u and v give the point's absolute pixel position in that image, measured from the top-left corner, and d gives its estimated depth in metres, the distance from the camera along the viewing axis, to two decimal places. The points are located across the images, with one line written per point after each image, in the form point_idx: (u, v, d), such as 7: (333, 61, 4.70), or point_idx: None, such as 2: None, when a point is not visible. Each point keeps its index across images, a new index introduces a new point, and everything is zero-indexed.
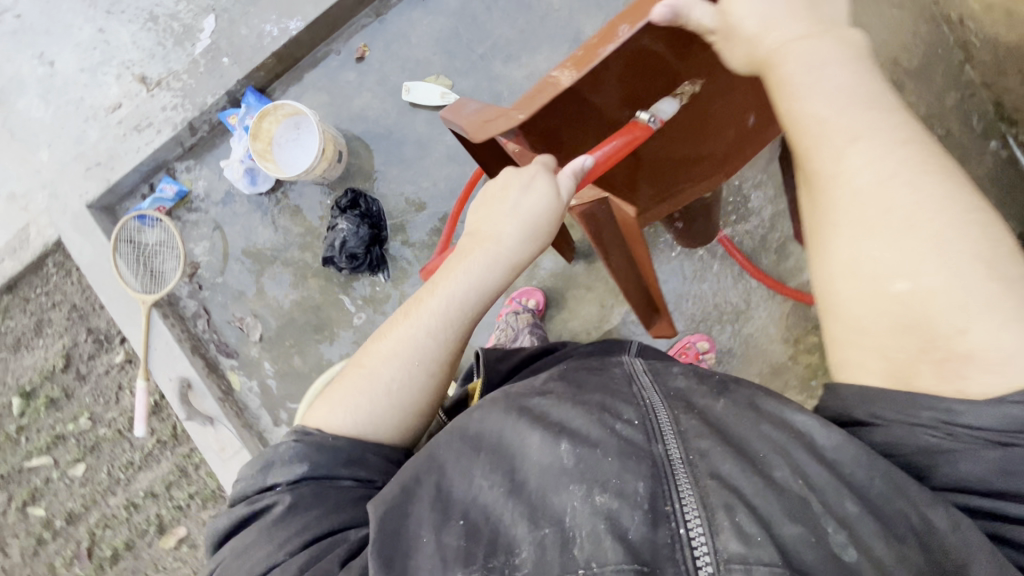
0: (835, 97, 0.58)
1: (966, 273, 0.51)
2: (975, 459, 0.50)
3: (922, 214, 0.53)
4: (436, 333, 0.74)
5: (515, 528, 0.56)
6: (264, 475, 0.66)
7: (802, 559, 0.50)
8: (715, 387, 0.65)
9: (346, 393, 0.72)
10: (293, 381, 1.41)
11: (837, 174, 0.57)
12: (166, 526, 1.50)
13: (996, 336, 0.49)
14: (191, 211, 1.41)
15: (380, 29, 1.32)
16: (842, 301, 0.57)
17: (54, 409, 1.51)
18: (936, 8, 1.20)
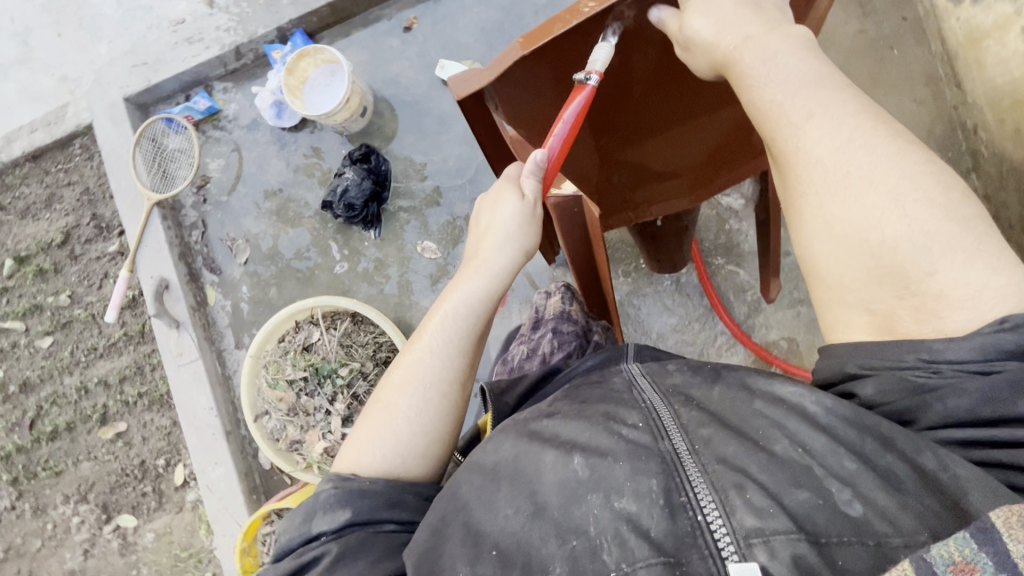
0: (788, 82, 0.61)
1: (923, 217, 0.54)
2: (960, 393, 0.51)
3: (881, 172, 0.56)
4: (440, 353, 0.74)
5: (547, 547, 0.55)
6: (306, 525, 0.64)
7: (816, 525, 0.50)
8: (708, 379, 0.64)
9: (368, 435, 0.71)
10: (265, 311, 1.46)
11: (797, 150, 0.60)
12: (109, 418, 1.54)
13: (960, 271, 0.53)
14: (216, 129, 1.48)
15: (432, 7, 1.40)
16: (822, 262, 0.59)
17: (40, 279, 1.57)
18: (954, 112, 1.23)
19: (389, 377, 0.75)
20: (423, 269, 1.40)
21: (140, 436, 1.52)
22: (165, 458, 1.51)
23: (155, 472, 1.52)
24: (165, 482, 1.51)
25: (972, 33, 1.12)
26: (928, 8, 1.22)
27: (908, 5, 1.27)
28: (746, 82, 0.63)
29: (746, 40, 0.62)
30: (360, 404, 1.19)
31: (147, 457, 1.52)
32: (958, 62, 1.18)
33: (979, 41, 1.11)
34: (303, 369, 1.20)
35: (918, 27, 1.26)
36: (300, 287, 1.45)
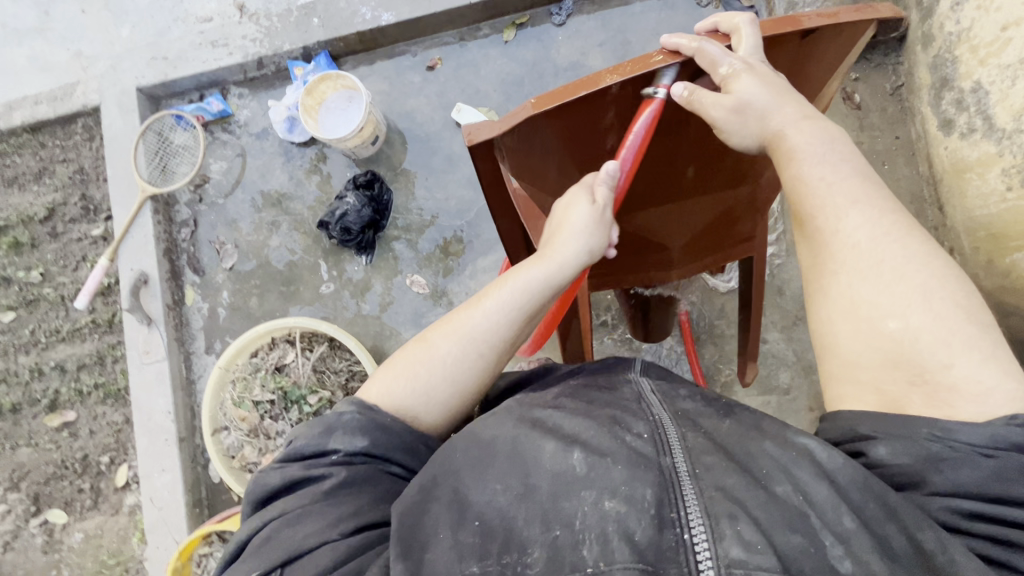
0: (836, 169, 0.65)
1: (946, 315, 0.56)
2: (973, 465, 0.51)
3: (909, 267, 0.59)
4: (491, 316, 0.71)
5: (530, 529, 0.54)
6: (324, 437, 0.62)
7: (801, 568, 0.49)
8: (716, 411, 0.65)
9: (400, 366, 0.70)
10: (241, 319, 1.44)
11: (836, 232, 0.63)
12: (58, 405, 1.48)
13: (981, 372, 0.54)
14: (225, 132, 1.48)
15: (458, 51, 1.44)
16: (841, 335, 0.61)
17: (14, 252, 1.53)
18: (934, 232, 1.30)
19: (444, 322, 0.74)
20: (408, 300, 1.40)
21: (88, 429, 1.46)
22: (110, 456, 1.45)
23: (96, 469, 1.45)
24: (105, 482, 1.45)
25: (958, 164, 1.19)
26: (921, 132, 1.30)
27: (902, 125, 1.35)
28: (793, 153, 0.66)
29: (777, 124, 0.67)
30: None
31: (91, 452, 1.46)
32: (942, 188, 1.26)
33: (964, 173, 1.18)
34: (271, 391, 1.17)
35: (910, 148, 1.34)
36: (282, 301, 1.43)
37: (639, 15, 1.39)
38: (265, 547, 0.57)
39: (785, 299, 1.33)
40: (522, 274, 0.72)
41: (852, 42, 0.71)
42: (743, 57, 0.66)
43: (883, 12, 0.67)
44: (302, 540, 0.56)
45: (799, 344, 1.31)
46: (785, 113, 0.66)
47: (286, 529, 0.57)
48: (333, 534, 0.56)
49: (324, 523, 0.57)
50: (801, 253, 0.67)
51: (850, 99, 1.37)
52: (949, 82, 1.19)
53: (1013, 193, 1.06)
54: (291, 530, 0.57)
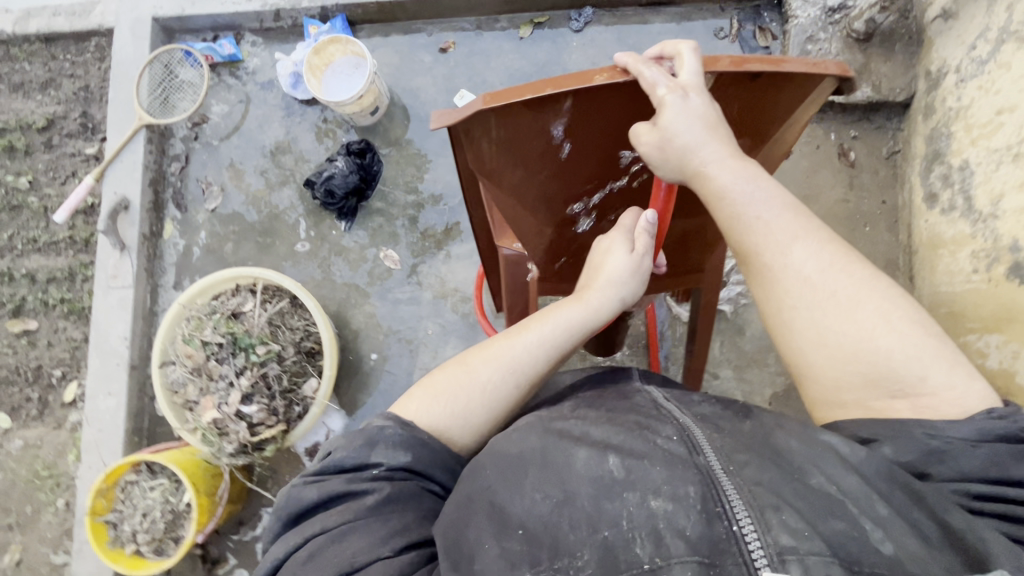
0: (770, 205, 0.68)
1: (909, 333, 0.61)
2: (968, 455, 0.55)
3: (860, 293, 0.64)
4: (533, 350, 0.73)
5: (576, 535, 0.55)
6: (365, 451, 0.64)
7: (850, 554, 0.47)
8: (739, 413, 0.63)
9: (440, 389, 0.71)
10: (214, 262, 1.46)
11: (783, 267, 0.67)
12: (23, 313, 1.49)
13: (948, 379, 0.60)
14: (232, 77, 1.50)
15: (472, 38, 1.45)
16: (816, 365, 0.65)
17: (8, 156, 1.54)
18: None
19: (478, 349, 0.75)
20: (379, 273, 1.42)
21: (47, 341, 1.48)
22: (63, 371, 1.47)
23: (47, 381, 1.47)
24: (53, 395, 1.47)
25: (934, 238, 1.21)
26: (906, 201, 1.31)
27: (890, 191, 1.36)
28: (724, 193, 0.67)
29: (701, 160, 0.66)
30: (265, 386, 1.17)
31: (46, 363, 1.48)
32: (916, 259, 1.27)
33: (937, 248, 1.20)
34: (221, 335, 1.18)
35: (893, 214, 1.35)
36: (257, 252, 1.45)
37: (653, 37, 1.41)
38: (312, 564, 0.58)
39: (744, 340, 1.35)
40: (559, 312, 0.76)
41: (803, 93, 0.67)
42: (681, 82, 0.62)
43: (833, 70, 0.62)
44: (354, 557, 0.58)
45: (748, 386, 1.33)
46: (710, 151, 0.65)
47: (334, 544, 0.59)
48: (384, 549, 0.58)
49: (375, 540, 0.59)
50: (753, 290, 0.70)
51: (845, 155, 1.38)
52: (941, 156, 1.20)
53: (978, 276, 1.08)
54: (340, 547, 0.59)
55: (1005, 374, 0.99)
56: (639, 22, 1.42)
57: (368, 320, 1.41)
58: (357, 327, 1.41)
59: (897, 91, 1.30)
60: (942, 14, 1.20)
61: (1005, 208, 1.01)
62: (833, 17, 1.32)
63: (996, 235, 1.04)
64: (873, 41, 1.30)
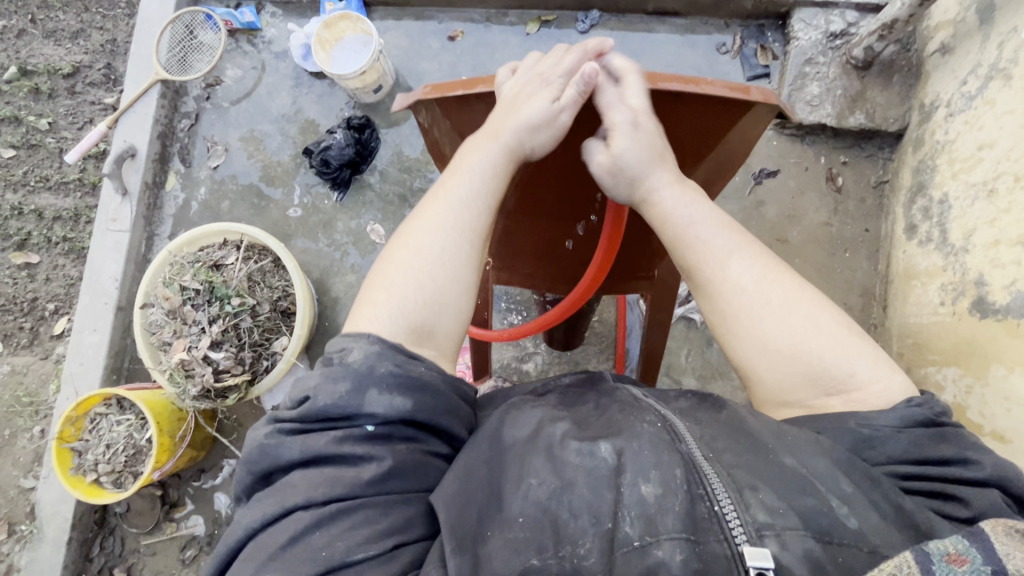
0: (706, 222, 0.68)
1: (839, 334, 0.60)
2: (896, 438, 0.54)
3: (793, 300, 0.62)
4: (471, 203, 0.67)
5: (577, 522, 0.51)
6: (355, 400, 0.53)
7: (823, 527, 0.47)
8: (712, 404, 0.61)
9: (381, 291, 0.62)
10: (209, 218, 1.51)
11: (722, 280, 0.65)
12: (26, 247, 1.56)
13: (875, 373, 0.59)
14: (249, 44, 1.56)
15: (480, 30, 1.49)
16: (761, 374, 0.62)
17: (32, 97, 1.61)
18: (873, 330, 1.31)
19: (408, 225, 0.67)
20: (364, 246, 1.46)
21: (45, 276, 1.55)
22: (56, 305, 1.54)
23: (41, 313, 1.54)
24: (44, 327, 1.53)
25: (909, 269, 1.21)
26: (888, 232, 1.31)
27: (875, 220, 1.36)
28: (667, 216, 0.68)
29: (648, 186, 0.68)
30: (237, 336, 1.22)
31: (41, 297, 1.54)
32: (891, 289, 1.26)
33: (911, 279, 1.20)
34: (200, 282, 1.22)
35: (875, 243, 1.35)
36: (250, 212, 1.50)
37: (656, 45, 1.44)
38: (294, 549, 0.50)
39: (710, 351, 1.36)
40: (470, 155, 0.68)
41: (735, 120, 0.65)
42: (634, 109, 0.64)
43: (754, 97, 0.60)
44: (345, 552, 0.49)
45: None
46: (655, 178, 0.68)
47: (319, 528, 0.50)
48: (381, 547, 0.50)
49: (368, 533, 0.50)
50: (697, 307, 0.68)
51: (832, 180, 1.38)
52: (924, 188, 1.21)
53: (944, 309, 1.07)
54: (326, 536, 0.50)
55: (958, 408, 0.99)
56: (644, 30, 1.45)
57: (348, 289, 1.45)
58: (336, 295, 1.46)
59: (890, 121, 1.31)
60: (940, 48, 1.20)
61: (976, 242, 1.01)
62: (834, 43, 1.34)
63: (964, 268, 1.04)
64: (872, 69, 1.31)
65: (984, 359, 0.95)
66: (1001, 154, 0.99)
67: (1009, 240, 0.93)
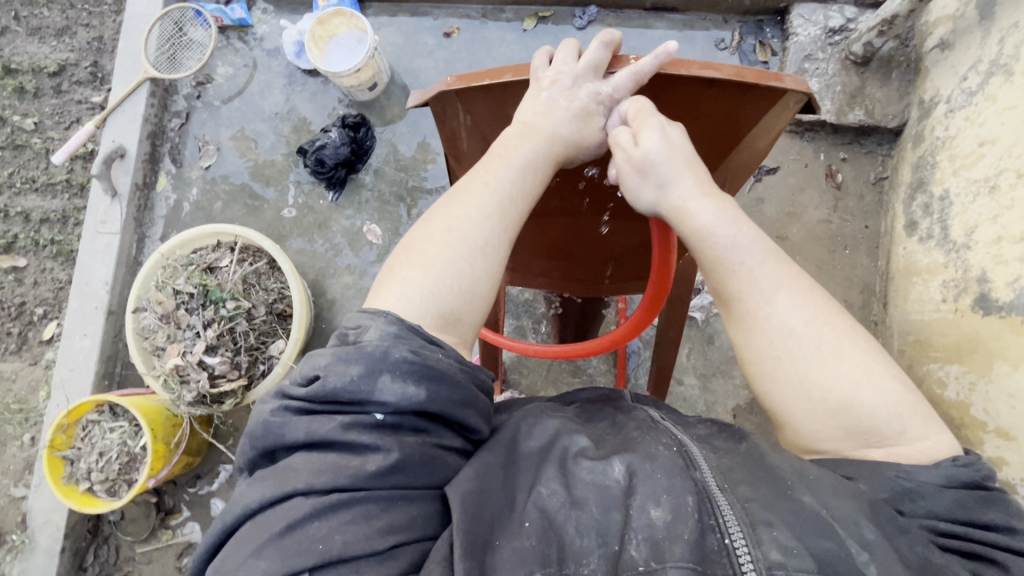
0: (751, 251, 0.62)
1: (889, 387, 0.56)
2: (939, 496, 0.51)
3: (844, 345, 0.57)
4: (515, 205, 0.65)
5: (583, 539, 0.51)
6: (367, 385, 0.50)
7: (834, 571, 0.47)
8: (732, 436, 0.61)
9: (415, 270, 0.59)
10: (201, 219, 1.48)
11: (766, 317, 0.60)
12: (13, 249, 1.52)
13: (920, 432, 0.55)
14: (240, 41, 1.53)
15: (476, 26, 1.47)
16: (796, 418, 0.58)
17: (17, 97, 1.57)
18: (873, 327, 1.31)
19: (448, 204, 0.64)
20: (360, 246, 1.44)
21: (33, 279, 1.51)
22: (44, 310, 1.51)
23: (29, 318, 1.50)
24: (33, 332, 1.50)
25: (909, 266, 1.21)
26: (888, 228, 1.31)
27: (874, 216, 1.36)
28: (700, 233, 0.63)
29: (674, 196, 0.64)
30: (232, 340, 1.20)
31: (29, 301, 1.51)
32: (891, 286, 1.27)
33: (912, 276, 1.20)
34: (193, 285, 1.20)
35: (875, 240, 1.35)
36: (243, 213, 1.48)
37: (654, 41, 1.43)
38: (291, 537, 0.46)
39: (712, 349, 1.35)
40: (520, 146, 0.66)
41: (764, 109, 0.64)
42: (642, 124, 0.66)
43: (789, 84, 0.59)
44: (344, 546, 0.46)
45: (711, 396, 1.33)
46: (671, 189, 0.64)
47: (319, 517, 0.47)
48: (382, 544, 0.47)
49: (369, 528, 0.47)
50: (731, 337, 0.64)
51: (832, 176, 1.38)
52: (924, 185, 1.20)
53: (946, 306, 1.07)
54: (328, 527, 0.47)
55: (962, 405, 0.99)
56: (641, 25, 1.43)
57: (344, 290, 1.43)
58: (332, 297, 1.43)
59: (889, 117, 1.30)
60: (939, 44, 1.20)
61: (978, 239, 1.01)
62: (833, 39, 1.34)
63: (966, 265, 1.03)
64: (871, 65, 1.31)
65: (987, 356, 0.95)
66: (1002, 151, 0.98)
67: (1012, 237, 0.93)
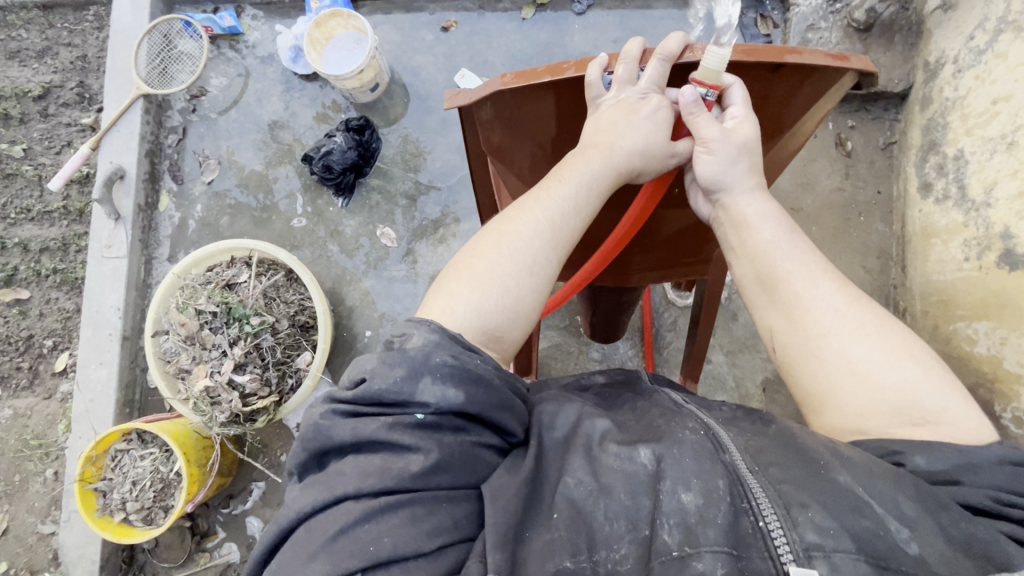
0: (791, 237, 0.66)
1: (934, 364, 0.56)
2: (996, 470, 0.49)
3: (888, 324, 0.58)
4: (568, 219, 0.62)
5: (613, 524, 0.48)
6: (410, 387, 0.47)
7: (877, 550, 0.43)
8: (758, 420, 0.57)
9: (461, 285, 0.58)
10: (209, 236, 1.45)
11: (811, 292, 0.61)
12: (15, 282, 1.47)
13: (968, 414, 0.53)
14: (232, 50, 1.49)
15: (474, 18, 1.45)
16: (838, 396, 0.57)
17: (1, 123, 1.51)
18: (894, 289, 1.34)
19: (500, 222, 0.63)
20: (374, 251, 1.42)
21: (39, 311, 1.47)
22: (54, 341, 1.46)
23: (38, 350, 1.46)
24: (44, 364, 1.46)
25: (927, 227, 1.23)
26: (901, 192, 1.34)
27: (886, 182, 1.38)
28: (747, 218, 0.67)
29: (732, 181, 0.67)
30: (260, 356, 1.18)
31: (37, 333, 1.47)
32: (909, 249, 1.29)
33: (930, 237, 1.22)
34: (216, 304, 1.18)
35: (888, 205, 1.38)
36: (252, 226, 1.45)
37: (656, 22, 1.41)
38: (338, 544, 0.43)
39: (737, 325, 1.37)
40: (579, 163, 0.64)
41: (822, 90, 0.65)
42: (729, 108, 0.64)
43: (855, 64, 0.60)
44: (393, 549, 0.42)
45: (740, 371, 1.34)
46: (746, 180, 0.67)
47: (369, 520, 0.44)
48: (432, 545, 0.43)
49: (417, 531, 0.44)
50: (772, 321, 0.64)
51: (842, 145, 1.41)
52: (937, 145, 1.22)
53: (969, 264, 1.09)
54: (377, 529, 0.43)
55: (993, 360, 1.00)
56: (641, 6, 1.42)
57: (363, 297, 1.41)
58: (351, 304, 1.41)
59: (895, 81, 1.31)
60: (941, 5, 1.21)
61: (998, 196, 1.02)
62: (834, 7, 1.34)
63: (987, 223, 1.05)
64: (873, 31, 1.32)
65: (1016, 311, 0.97)
66: (1016, 107, 0.99)
67: None
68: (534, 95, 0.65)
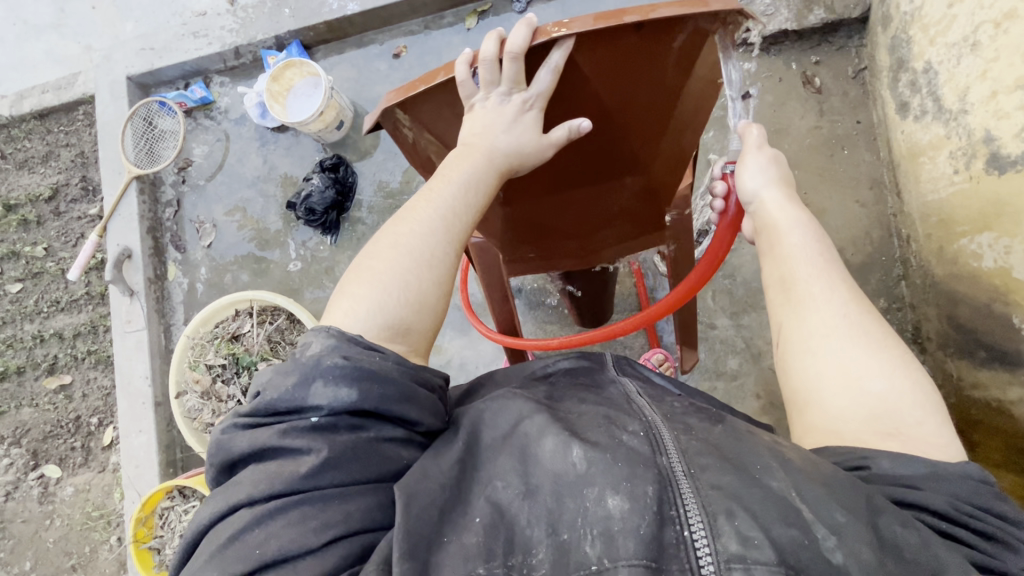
0: (812, 247, 0.65)
1: (924, 381, 0.55)
2: (957, 481, 0.50)
3: (889, 338, 0.58)
4: (458, 217, 0.64)
5: (532, 529, 0.48)
6: (301, 391, 0.49)
7: (799, 560, 0.43)
8: (709, 417, 0.58)
9: (362, 288, 0.59)
10: (218, 294, 1.54)
11: (828, 300, 0.61)
12: (57, 369, 1.60)
13: (941, 431, 0.54)
14: (207, 118, 1.58)
15: (422, 40, 1.49)
16: (824, 396, 0.57)
17: (22, 229, 1.65)
18: (894, 219, 1.29)
19: (396, 221, 0.64)
20: None
21: (82, 392, 1.59)
22: (99, 418, 1.57)
23: (87, 429, 1.58)
24: (94, 441, 1.57)
25: (913, 147, 1.17)
26: (880, 117, 1.29)
27: (864, 110, 1.34)
28: (776, 226, 0.66)
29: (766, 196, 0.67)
30: None
31: (83, 413, 1.58)
32: (900, 173, 1.24)
33: (918, 156, 1.16)
34: (223, 356, 1.25)
35: (870, 133, 1.33)
36: (253, 278, 1.52)
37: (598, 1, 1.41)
38: (228, 551, 0.46)
39: (736, 285, 1.33)
40: (458, 164, 0.65)
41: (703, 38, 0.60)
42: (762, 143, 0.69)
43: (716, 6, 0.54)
44: (278, 549, 0.45)
45: (747, 331, 1.31)
46: (778, 192, 0.67)
47: (258, 525, 0.47)
48: (318, 542, 0.46)
49: (303, 529, 0.46)
50: (779, 321, 0.64)
51: (810, 82, 1.36)
52: (905, 63, 1.16)
53: (960, 176, 1.02)
54: (264, 533, 0.46)
55: (1003, 272, 0.93)
56: None
57: None
58: None
59: (852, 7, 1.30)
60: None
61: (973, 100, 0.97)
62: None
63: (969, 130, 0.99)
64: None
65: (1014, 217, 0.90)
66: (973, 5, 0.95)
67: (1006, 87, 0.89)
68: (421, 105, 0.66)
